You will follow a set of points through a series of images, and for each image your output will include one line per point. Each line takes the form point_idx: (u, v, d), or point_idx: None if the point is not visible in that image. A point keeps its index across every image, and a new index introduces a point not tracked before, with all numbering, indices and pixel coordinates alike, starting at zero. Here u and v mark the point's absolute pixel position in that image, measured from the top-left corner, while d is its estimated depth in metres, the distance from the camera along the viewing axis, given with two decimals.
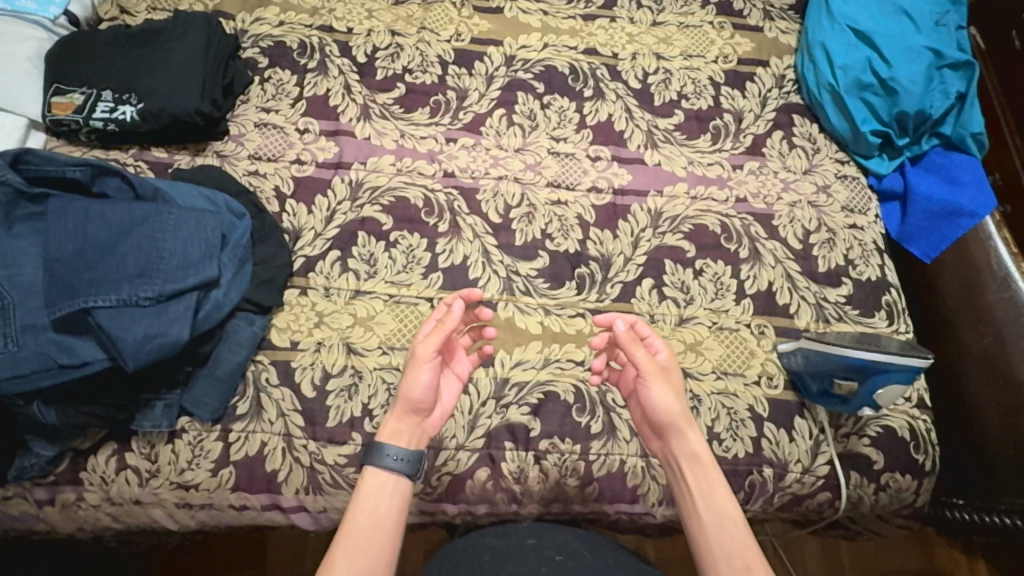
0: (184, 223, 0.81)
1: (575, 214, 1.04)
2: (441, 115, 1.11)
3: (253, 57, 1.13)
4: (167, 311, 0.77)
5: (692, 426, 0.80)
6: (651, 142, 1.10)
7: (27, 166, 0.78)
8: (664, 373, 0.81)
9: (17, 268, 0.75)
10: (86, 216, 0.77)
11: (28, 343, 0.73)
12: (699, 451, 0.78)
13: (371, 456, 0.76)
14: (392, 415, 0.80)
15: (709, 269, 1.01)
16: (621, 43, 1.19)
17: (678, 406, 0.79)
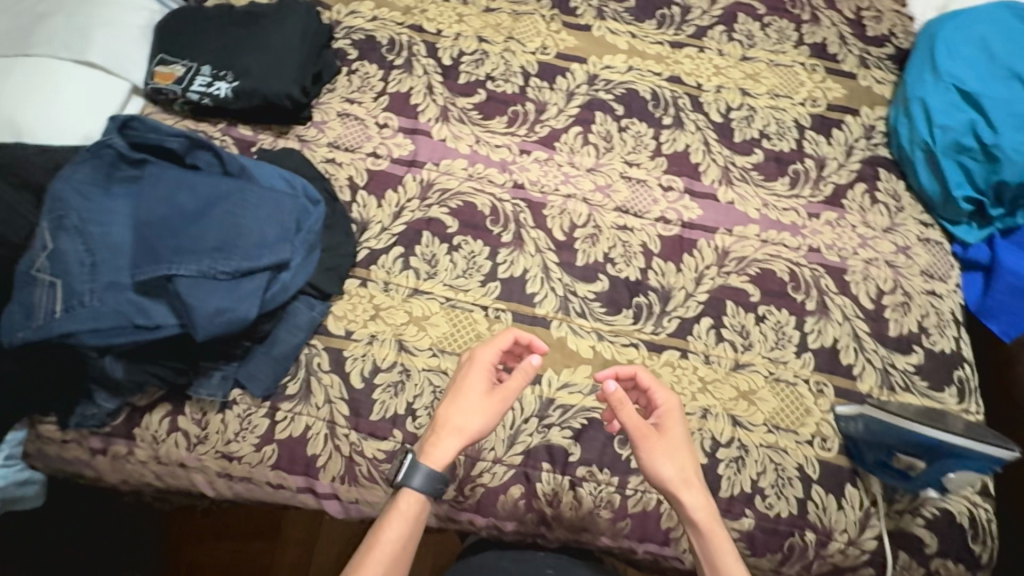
0: (264, 205, 0.84)
1: (640, 242, 1.03)
2: (518, 126, 1.11)
3: (343, 48, 1.15)
4: (241, 288, 0.79)
5: (691, 488, 0.76)
6: (726, 179, 1.08)
7: (131, 131, 0.81)
8: (650, 433, 0.79)
9: (107, 227, 0.76)
10: (178, 187, 0.81)
11: (109, 300, 0.75)
12: (695, 518, 0.75)
13: (408, 478, 0.75)
14: (451, 444, 0.76)
15: (772, 316, 0.98)
16: (707, 74, 1.17)
17: (668, 472, 0.76)
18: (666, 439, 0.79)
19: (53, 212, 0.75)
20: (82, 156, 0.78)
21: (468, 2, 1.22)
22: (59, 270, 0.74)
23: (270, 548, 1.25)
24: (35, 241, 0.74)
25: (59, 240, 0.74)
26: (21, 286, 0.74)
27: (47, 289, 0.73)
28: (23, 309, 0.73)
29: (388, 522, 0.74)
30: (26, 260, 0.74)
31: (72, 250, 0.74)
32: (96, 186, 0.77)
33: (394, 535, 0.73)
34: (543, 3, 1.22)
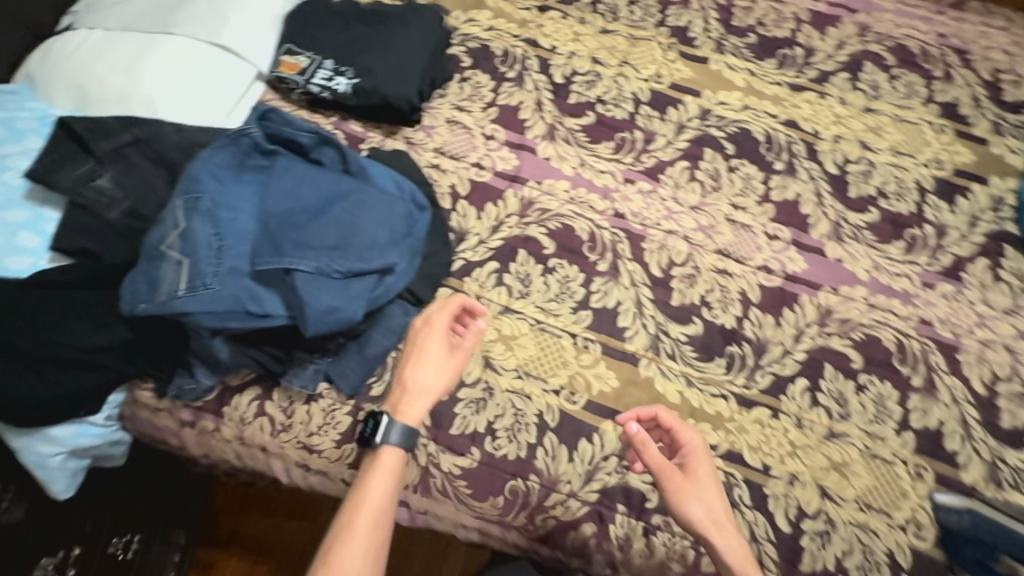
0: (379, 206, 0.85)
1: (739, 289, 0.99)
2: (624, 153, 1.09)
3: (458, 55, 1.16)
4: (351, 289, 0.81)
5: (723, 531, 0.77)
6: (837, 235, 1.03)
7: (268, 122, 0.85)
8: (677, 475, 0.80)
9: (236, 213, 0.79)
10: (303, 181, 0.83)
11: (228, 284, 0.77)
12: (729, 561, 0.75)
13: (385, 436, 0.79)
14: (425, 401, 0.81)
15: (873, 387, 0.93)
16: (826, 122, 1.12)
17: (697, 515, 0.77)
18: (692, 481, 0.80)
19: (187, 192, 0.78)
20: (218, 140, 0.82)
21: (585, 21, 1.21)
22: (188, 250, 0.77)
23: (309, 527, 1.32)
24: (168, 218, 0.78)
25: (191, 221, 0.77)
26: (151, 260, 0.77)
27: (174, 267, 0.76)
28: (150, 282, 0.76)
29: (372, 479, 0.77)
30: (156, 234, 0.77)
31: (201, 232, 0.77)
32: (229, 171, 0.81)
33: (378, 490, 0.77)
34: (661, 30, 1.20)
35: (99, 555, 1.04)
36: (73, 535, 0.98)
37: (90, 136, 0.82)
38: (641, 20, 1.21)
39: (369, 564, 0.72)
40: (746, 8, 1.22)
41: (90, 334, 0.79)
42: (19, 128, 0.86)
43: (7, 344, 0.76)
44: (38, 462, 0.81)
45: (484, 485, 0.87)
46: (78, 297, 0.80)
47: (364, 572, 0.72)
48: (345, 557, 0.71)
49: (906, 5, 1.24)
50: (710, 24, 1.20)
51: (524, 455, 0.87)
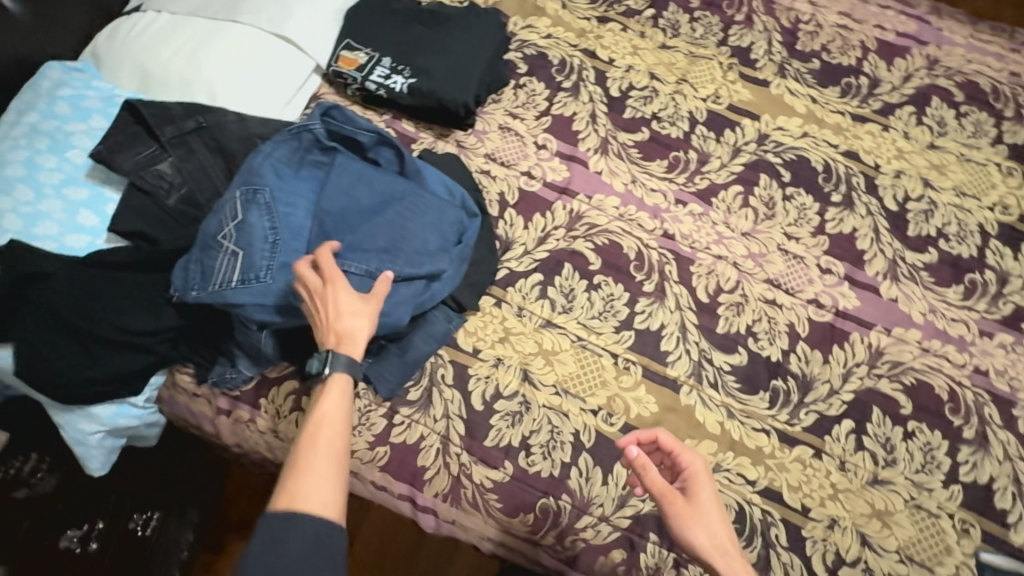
0: (430, 209, 0.86)
1: (788, 321, 0.96)
2: (677, 173, 1.07)
3: (514, 60, 1.15)
4: (398, 294, 0.82)
5: (727, 556, 0.70)
6: (892, 274, 1.00)
7: (330, 119, 0.86)
8: (679, 498, 0.74)
9: (293, 208, 0.80)
10: (358, 180, 0.83)
11: (280, 278, 0.77)
12: None
13: (332, 366, 0.70)
14: (366, 326, 0.73)
15: (922, 435, 0.90)
16: (887, 155, 1.09)
17: (699, 540, 0.71)
18: (694, 505, 0.74)
19: (246, 183, 0.80)
20: (280, 134, 0.84)
21: (645, 35, 1.19)
22: (243, 242, 0.77)
23: None
24: (227, 209, 0.79)
25: (249, 213, 0.78)
26: (208, 250, 0.78)
27: (229, 257, 0.77)
28: (205, 271, 0.77)
29: (324, 396, 0.70)
30: (213, 224, 0.79)
31: (257, 224, 0.78)
32: (289, 166, 0.82)
33: (333, 406, 0.70)
34: (722, 50, 1.18)
35: (120, 530, 1.03)
36: (97, 508, 0.99)
37: (155, 121, 0.84)
38: (702, 37, 1.19)
39: (335, 473, 0.66)
40: (812, 33, 1.19)
41: (138, 316, 0.80)
42: (84, 107, 0.88)
43: (58, 319, 0.77)
44: (79, 438, 0.83)
45: (514, 500, 0.86)
46: (129, 278, 0.81)
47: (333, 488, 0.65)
48: (309, 470, 0.65)
49: (979, 40, 1.20)
50: (774, 46, 1.18)
51: (557, 473, 0.86)
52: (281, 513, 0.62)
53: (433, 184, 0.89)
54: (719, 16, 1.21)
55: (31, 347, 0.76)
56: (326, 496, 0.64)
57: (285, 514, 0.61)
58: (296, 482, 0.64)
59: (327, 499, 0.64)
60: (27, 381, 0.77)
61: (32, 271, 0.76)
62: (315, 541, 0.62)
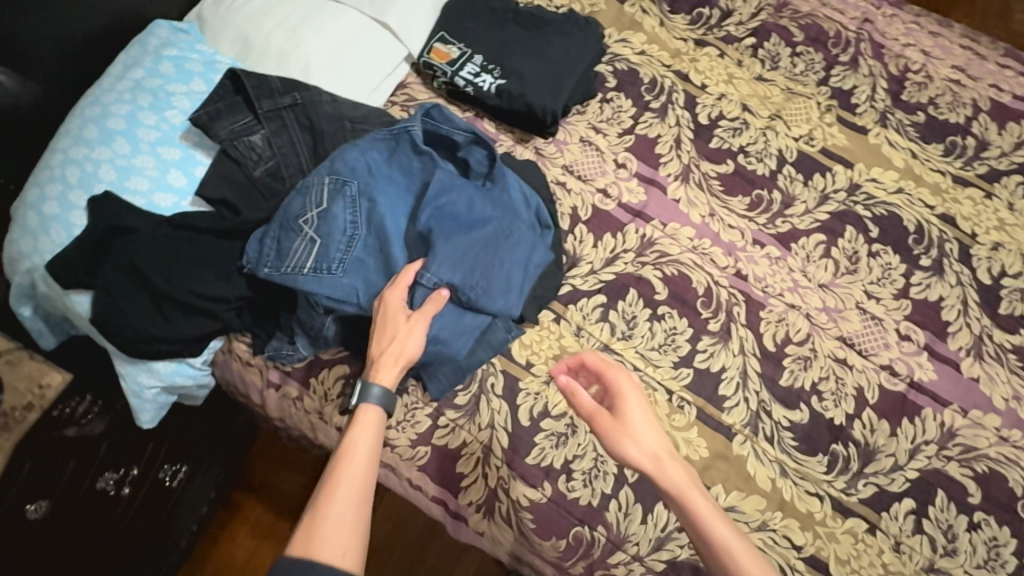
0: (512, 232, 0.88)
1: (856, 384, 0.92)
2: (758, 212, 1.03)
3: (604, 73, 1.12)
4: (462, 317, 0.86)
5: (664, 463, 0.72)
6: (977, 351, 0.94)
7: (429, 119, 0.89)
8: (605, 416, 0.75)
9: (375, 203, 0.83)
10: (449, 190, 0.86)
11: (352, 273, 0.81)
12: (675, 487, 0.70)
13: (363, 394, 0.73)
14: (415, 343, 0.77)
15: (989, 528, 0.84)
16: (987, 225, 1.03)
17: (632, 451, 0.72)
18: (623, 418, 0.75)
19: (338, 173, 0.83)
20: (380, 129, 0.87)
21: (742, 64, 1.15)
22: (324, 231, 0.81)
23: None
24: (314, 194, 0.82)
25: (333, 203, 0.81)
26: (287, 230, 0.81)
27: (306, 243, 0.80)
28: (280, 250, 0.80)
29: (353, 434, 0.71)
30: (296, 206, 0.82)
31: (341, 215, 0.82)
32: (382, 163, 0.85)
33: (361, 444, 0.70)
34: (822, 89, 1.12)
35: (150, 479, 1.06)
36: (136, 456, 1.01)
37: (255, 93, 0.86)
38: (802, 74, 1.14)
39: (356, 518, 0.65)
40: (920, 84, 1.13)
41: (212, 282, 0.81)
42: (187, 69, 0.90)
43: (137, 273, 0.79)
44: (136, 391, 0.84)
45: (549, 523, 0.84)
46: (206, 244, 0.83)
47: (352, 534, 0.64)
48: (329, 516, 0.64)
49: None
50: (877, 93, 1.12)
51: (596, 503, 0.84)
52: (299, 560, 0.60)
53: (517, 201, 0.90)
54: (823, 53, 1.15)
55: (108, 294, 0.79)
56: (344, 545, 0.62)
57: (304, 561, 0.60)
58: (314, 527, 0.63)
59: (346, 547, 0.62)
60: (99, 327, 0.80)
61: (122, 224, 0.79)
62: None
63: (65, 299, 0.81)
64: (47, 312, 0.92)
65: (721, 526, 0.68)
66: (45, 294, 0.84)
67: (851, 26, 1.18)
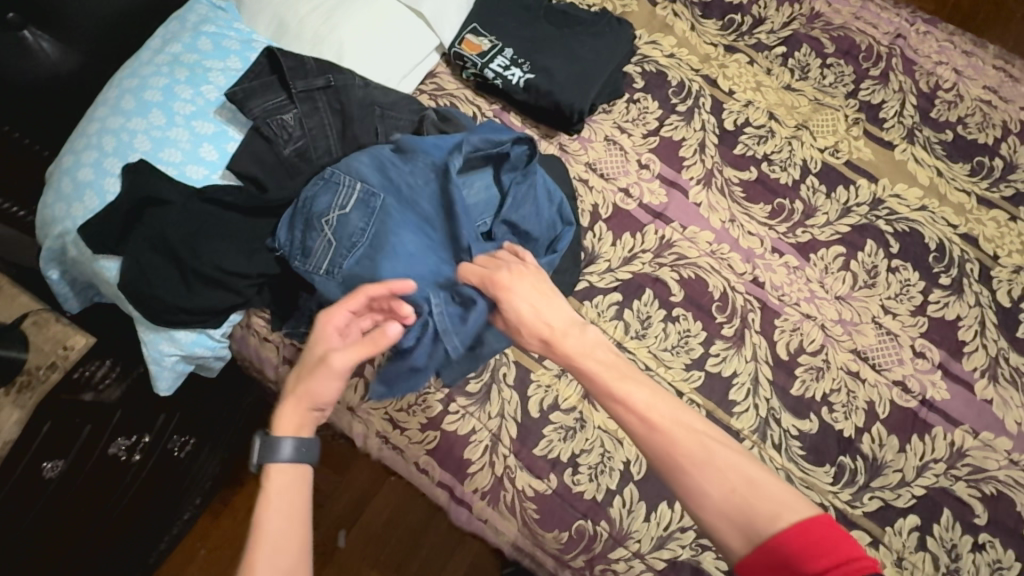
0: None
1: (867, 398, 0.92)
2: (779, 221, 1.03)
3: (632, 74, 1.12)
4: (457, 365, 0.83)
5: (567, 338, 0.69)
6: (992, 373, 0.94)
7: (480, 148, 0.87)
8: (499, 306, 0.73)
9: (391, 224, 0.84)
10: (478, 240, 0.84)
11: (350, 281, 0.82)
12: (580, 361, 0.67)
13: (269, 453, 0.65)
14: (325, 384, 0.68)
15: (993, 550, 0.84)
16: (1009, 248, 1.02)
17: (534, 333, 0.70)
18: (515, 295, 0.72)
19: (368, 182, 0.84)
20: (422, 152, 0.87)
21: (771, 72, 1.15)
22: (340, 240, 0.83)
23: (339, 482, 1.33)
24: (342, 196, 0.83)
25: (354, 210, 0.83)
26: (309, 229, 0.83)
27: (324, 245, 0.82)
28: (301, 245, 0.83)
29: (266, 502, 0.63)
30: (320, 204, 0.83)
31: (361, 227, 0.83)
32: (414, 187, 0.86)
33: (275, 511, 0.62)
34: (850, 102, 1.12)
35: (160, 449, 1.08)
36: (148, 424, 1.03)
37: (291, 73, 0.88)
38: (831, 86, 1.14)
39: None
40: (950, 102, 1.12)
41: (236, 258, 0.83)
42: (224, 46, 0.91)
43: (166, 244, 0.81)
44: (156, 358, 0.86)
45: (553, 515, 0.85)
46: (233, 219, 0.84)
47: None
48: None
49: None
50: (906, 109, 1.12)
51: (601, 498, 0.84)
52: None
53: (534, 225, 0.88)
54: (853, 66, 1.15)
55: (135, 262, 0.81)
56: None
57: None
58: None
59: None
60: (125, 293, 0.82)
61: (154, 195, 0.81)
62: None
63: (94, 264, 0.84)
64: (73, 278, 0.94)
65: (618, 386, 0.65)
66: (74, 258, 0.86)
67: (883, 40, 1.17)
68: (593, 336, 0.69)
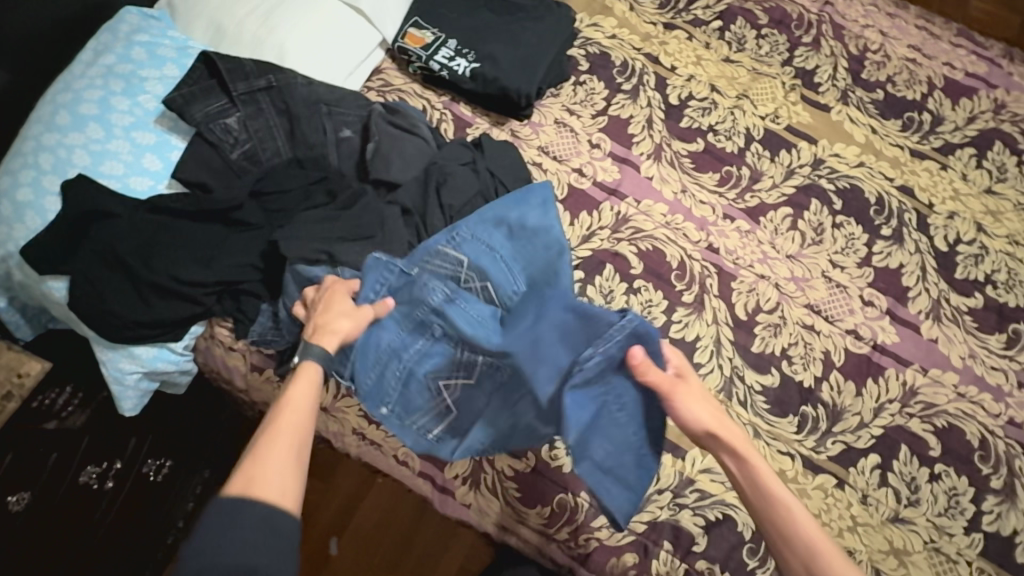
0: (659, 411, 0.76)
1: (823, 348, 0.96)
2: (728, 188, 1.06)
3: (577, 57, 1.14)
4: (599, 423, 0.75)
5: (731, 434, 0.70)
6: (935, 314, 0.99)
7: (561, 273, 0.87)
8: (677, 387, 0.70)
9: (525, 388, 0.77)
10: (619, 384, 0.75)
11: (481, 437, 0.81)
12: (744, 456, 0.69)
13: (303, 352, 0.71)
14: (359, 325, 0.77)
15: (948, 478, 0.89)
16: (943, 196, 1.08)
17: (706, 419, 0.70)
18: (689, 387, 0.72)
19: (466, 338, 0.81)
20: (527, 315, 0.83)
21: (710, 46, 1.18)
22: (462, 409, 0.82)
23: (325, 490, 1.32)
24: (459, 360, 0.82)
25: (483, 380, 0.80)
26: (429, 404, 0.83)
27: (439, 410, 0.83)
28: (406, 403, 0.83)
29: (297, 378, 0.69)
30: (425, 365, 0.82)
31: (483, 399, 0.81)
32: (556, 321, 0.76)
33: (304, 387, 0.68)
34: (786, 70, 1.17)
35: (134, 474, 1.04)
36: (118, 449, 1.00)
37: (230, 76, 0.88)
38: (767, 55, 1.18)
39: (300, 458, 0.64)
40: (879, 63, 1.18)
41: (191, 266, 0.82)
42: (159, 54, 0.90)
43: (116, 258, 0.80)
44: (117, 377, 0.84)
45: (534, 491, 0.87)
46: (184, 228, 0.83)
47: (295, 470, 0.63)
48: (270, 460, 0.61)
49: None
50: (838, 72, 1.17)
51: (635, 481, 0.77)
52: (237, 499, 0.58)
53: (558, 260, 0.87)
54: (786, 35, 1.19)
55: (86, 279, 0.80)
56: (285, 487, 0.61)
57: (241, 501, 0.58)
58: (255, 469, 0.61)
59: (287, 491, 0.61)
60: (77, 312, 0.81)
61: (98, 209, 0.80)
62: (266, 533, 0.58)
63: (42, 286, 0.82)
64: (23, 304, 0.93)
65: (787, 504, 0.67)
66: (21, 282, 0.84)
67: (813, 9, 1.22)
68: (738, 433, 0.70)
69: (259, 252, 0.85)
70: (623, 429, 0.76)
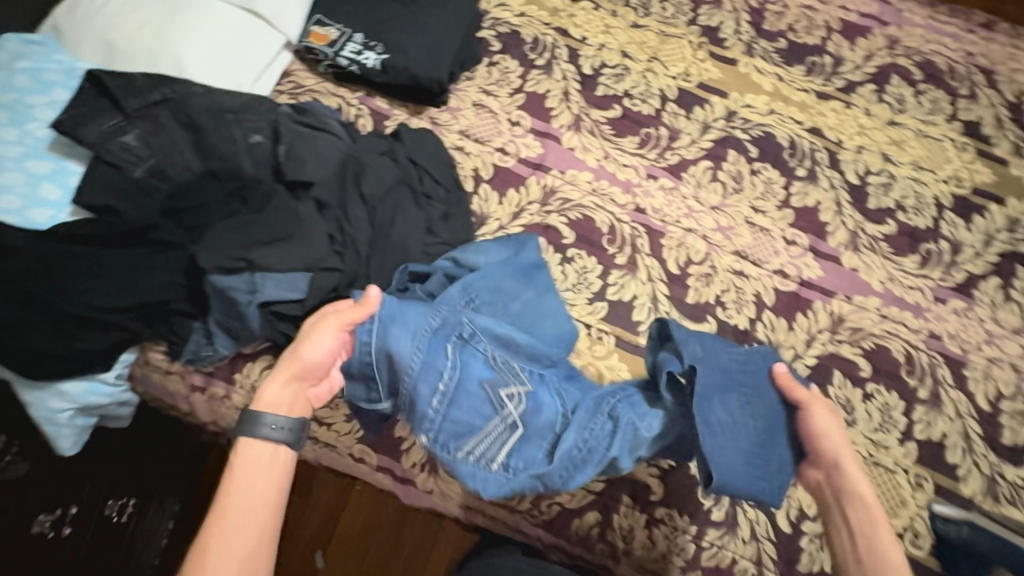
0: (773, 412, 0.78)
1: (754, 291, 1.00)
2: (649, 149, 1.09)
3: (487, 39, 1.15)
4: (732, 399, 0.77)
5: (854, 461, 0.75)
6: (854, 245, 1.04)
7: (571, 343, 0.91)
8: (820, 410, 0.78)
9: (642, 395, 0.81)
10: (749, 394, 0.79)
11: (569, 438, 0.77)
12: (860, 487, 0.73)
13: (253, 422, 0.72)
14: (320, 352, 0.77)
15: (880, 396, 0.94)
16: (850, 132, 1.13)
17: (841, 439, 0.76)
18: (833, 417, 0.78)
19: (506, 342, 0.83)
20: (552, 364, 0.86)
21: (617, 14, 1.20)
22: (526, 423, 0.79)
23: (302, 505, 1.31)
24: (503, 366, 0.81)
25: (539, 389, 0.81)
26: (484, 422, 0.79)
27: (504, 428, 0.79)
28: (456, 428, 0.78)
29: (232, 478, 0.69)
30: (471, 377, 0.80)
31: (547, 399, 0.80)
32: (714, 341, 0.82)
33: (240, 488, 0.68)
34: (692, 29, 1.20)
35: (96, 518, 1.00)
36: (72, 493, 0.96)
37: (123, 93, 0.86)
38: (673, 17, 1.21)
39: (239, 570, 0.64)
40: (778, 13, 1.22)
41: (108, 292, 0.80)
42: (46, 79, 0.88)
43: (29, 294, 0.78)
44: (49, 417, 0.80)
45: None
46: (96, 255, 0.81)
47: None
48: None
49: (938, 21, 1.23)
50: (741, 26, 1.20)
51: (751, 469, 0.74)
52: None
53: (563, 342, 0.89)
54: None
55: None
56: None
57: None
58: None
59: None
60: None
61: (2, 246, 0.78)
62: None
63: None
64: None
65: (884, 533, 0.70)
66: None
67: None
68: (868, 490, 0.73)
69: (182, 269, 0.82)
70: (746, 417, 0.76)
